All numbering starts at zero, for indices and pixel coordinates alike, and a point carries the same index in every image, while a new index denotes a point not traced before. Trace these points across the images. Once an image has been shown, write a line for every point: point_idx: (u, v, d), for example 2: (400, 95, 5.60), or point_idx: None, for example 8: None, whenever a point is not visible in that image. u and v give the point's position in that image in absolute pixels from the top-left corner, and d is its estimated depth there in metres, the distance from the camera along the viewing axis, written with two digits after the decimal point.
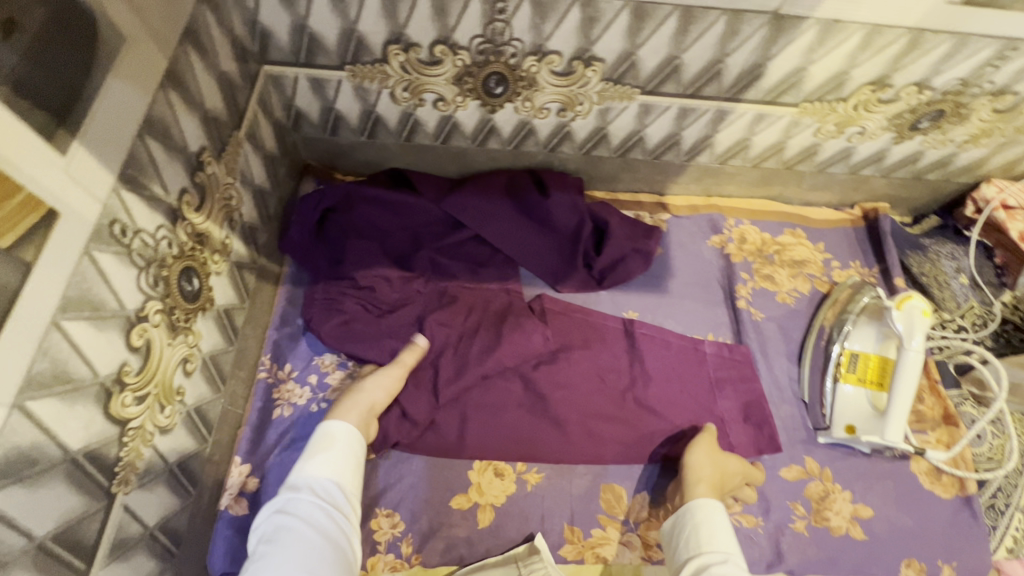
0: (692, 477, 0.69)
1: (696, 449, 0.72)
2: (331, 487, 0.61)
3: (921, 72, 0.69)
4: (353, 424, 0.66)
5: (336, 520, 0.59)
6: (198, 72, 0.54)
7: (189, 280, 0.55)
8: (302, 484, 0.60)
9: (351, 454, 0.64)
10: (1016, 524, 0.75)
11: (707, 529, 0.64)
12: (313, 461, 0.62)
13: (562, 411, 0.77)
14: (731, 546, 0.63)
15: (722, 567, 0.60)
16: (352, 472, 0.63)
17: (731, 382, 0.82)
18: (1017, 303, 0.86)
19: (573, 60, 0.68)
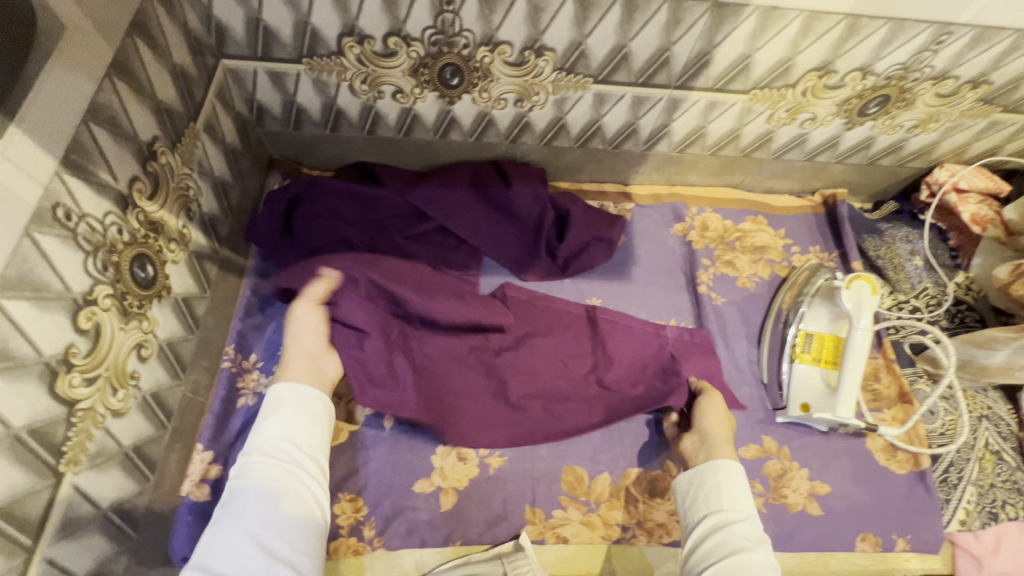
0: (718, 438, 0.70)
1: (713, 413, 0.74)
2: (284, 445, 0.58)
3: (862, 57, 0.71)
4: (303, 386, 0.64)
5: (294, 475, 0.56)
6: (148, 64, 0.56)
7: (142, 266, 0.56)
8: (255, 446, 0.58)
9: (302, 412, 0.61)
10: (968, 497, 0.78)
11: (729, 488, 0.64)
12: (264, 423, 0.59)
13: (525, 391, 0.78)
14: (750, 506, 0.63)
15: (743, 526, 0.60)
16: (307, 427, 0.61)
17: (695, 357, 0.82)
18: (969, 284, 0.89)
19: (525, 50, 0.70)
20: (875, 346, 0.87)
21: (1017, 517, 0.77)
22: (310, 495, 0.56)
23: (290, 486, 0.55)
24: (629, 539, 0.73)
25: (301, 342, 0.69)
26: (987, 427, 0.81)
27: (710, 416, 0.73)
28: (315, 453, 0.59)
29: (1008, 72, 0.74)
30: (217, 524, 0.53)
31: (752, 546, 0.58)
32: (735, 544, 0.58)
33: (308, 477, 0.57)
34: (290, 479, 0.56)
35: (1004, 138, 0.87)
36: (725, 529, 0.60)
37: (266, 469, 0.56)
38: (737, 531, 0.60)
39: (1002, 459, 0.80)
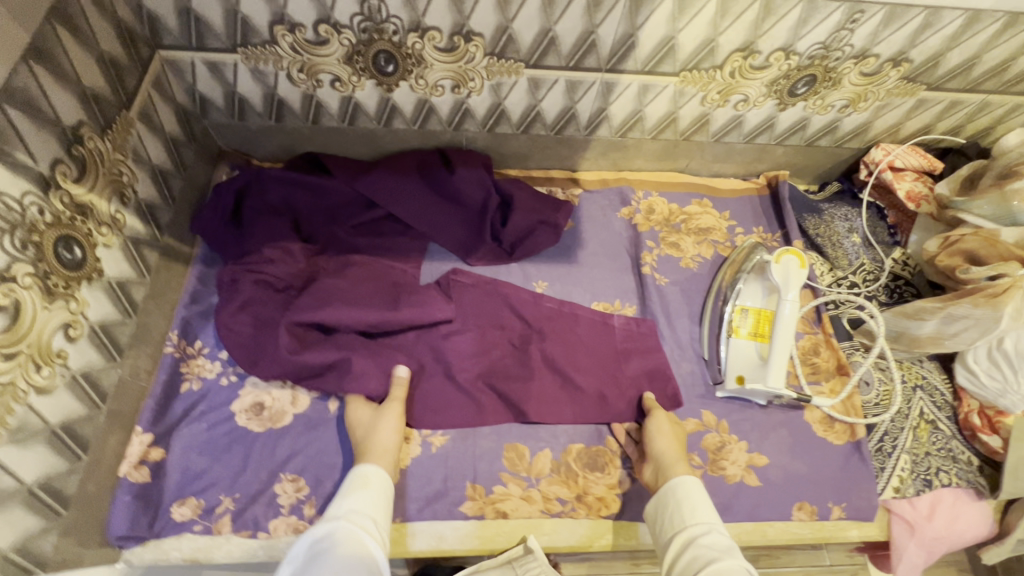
0: (671, 457, 0.71)
1: (661, 433, 0.74)
2: (369, 519, 0.60)
3: (783, 37, 0.74)
4: (386, 470, 0.67)
5: (371, 549, 0.57)
6: (72, 50, 0.57)
7: (69, 248, 0.58)
8: (341, 513, 0.60)
9: (385, 496, 0.64)
10: (902, 465, 0.79)
11: (689, 504, 0.65)
12: (352, 496, 0.62)
13: (475, 379, 0.79)
14: (714, 517, 0.64)
15: (708, 537, 0.61)
16: (385, 514, 0.63)
17: (638, 353, 0.84)
18: (906, 258, 0.91)
19: (453, 35, 0.72)
20: (815, 322, 0.89)
21: (951, 484, 0.79)
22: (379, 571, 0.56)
23: (366, 557, 0.56)
24: (569, 512, 0.75)
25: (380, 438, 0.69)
26: (921, 396, 0.83)
27: (659, 438, 0.73)
28: (386, 537, 0.61)
29: (926, 49, 0.76)
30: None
31: (719, 554, 0.58)
32: (708, 556, 0.58)
33: (380, 554, 0.58)
34: (368, 551, 0.57)
35: (934, 116, 0.90)
36: (692, 545, 0.61)
37: (349, 538, 0.57)
38: (704, 542, 0.60)
39: (938, 428, 0.82)
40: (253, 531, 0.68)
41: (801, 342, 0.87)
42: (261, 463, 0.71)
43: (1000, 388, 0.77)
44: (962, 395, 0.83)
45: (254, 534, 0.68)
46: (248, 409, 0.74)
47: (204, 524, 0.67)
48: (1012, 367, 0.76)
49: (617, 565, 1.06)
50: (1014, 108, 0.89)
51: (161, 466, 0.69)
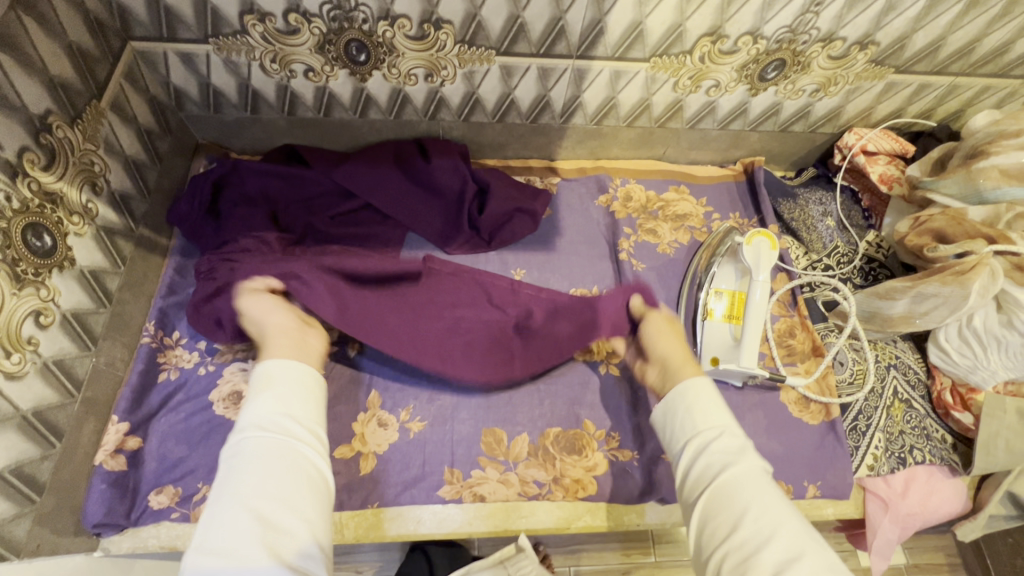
0: (677, 360, 0.69)
1: (661, 337, 0.73)
2: (284, 420, 0.54)
3: (749, 21, 0.75)
4: (291, 359, 0.60)
5: (295, 449, 0.53)
6: (37, 39, 0.57)
7: (38, 235, 0.58)
8: (248, 422, 0.54)
9: (296, 385, 0.57)
10: (876, 443, 0.80)
11: (697, 408, 0.60)
12: (256, 400, 0.55)
13: (457, 342, 0.78)
14: (723, 417, 0.59)
15: (721, 443, 0.57)
16: (306, 399, 0.57)
17: (606, 300, 0.81)
18: (879, 241, 0.92)
19: (423, 23, 0.72)
20: (790, 305, 0.89)
21: (925, 461, 0.80)
22: (312, 467, 0.53)
23: (289, 461, 0.51)
24: (546, 494, 0.75)
25: (272, 320, 0.68)
26: (895, 375, 0.84)
27: (663, 342, 0.72)
28: (317, 428, 0.56)
29: (891, 31, 0.77)
30: (212, 505, 0.49)
31: (733, 459, 0.55)
32: (721, 463, 0.56)
33: (306, 449, 0.54)
34: (291, 451, 0.52)
35: (905, 99, 0.91)
36: (704, 452, 0.57)
37: (263, 445, 0.51)
38: (717, 449, 0.57)
39: (912, 407, 0.83)
40: None
41: (776, 325, 0.88)
42: None
43: (970, 365, 0.79)
44: (935, 373, 0.84)
45: None
46: (226, 398, 0.74)
47: (181, 511, 0.68)
48: (982, 345, 0.77)
49: (606, 554, 1.06)
50: (982, 90, 0.90)
51: (137, 455, 0.69)
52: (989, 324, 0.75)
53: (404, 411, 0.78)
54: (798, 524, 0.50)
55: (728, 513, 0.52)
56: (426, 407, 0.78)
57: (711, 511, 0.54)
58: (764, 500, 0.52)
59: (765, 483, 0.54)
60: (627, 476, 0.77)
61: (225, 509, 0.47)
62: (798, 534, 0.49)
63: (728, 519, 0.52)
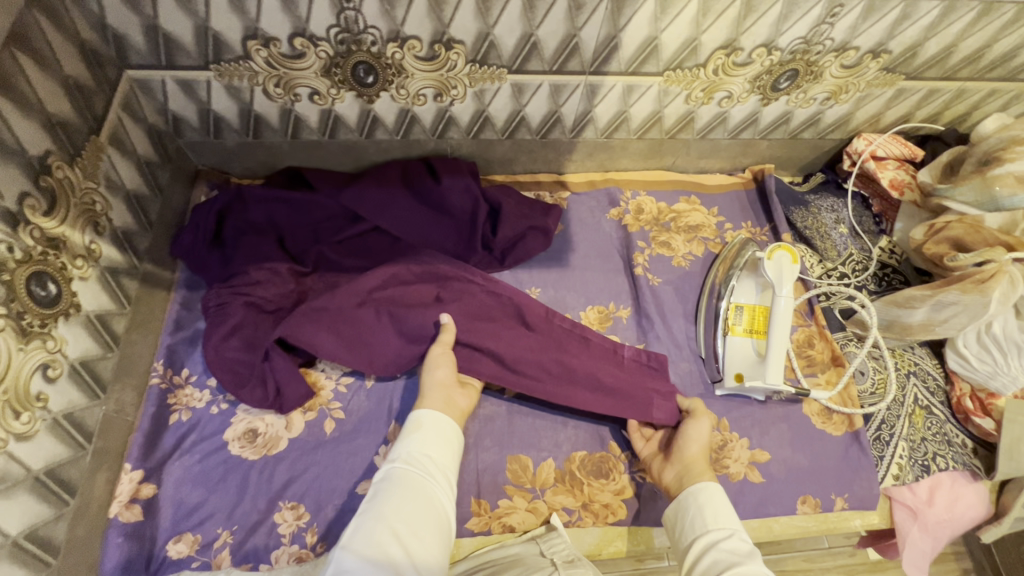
0: (698, 465, 0.68)
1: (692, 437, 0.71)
2: (425, 458, 0.61)
3: (764, 33, 0.74)
4: (441, 411, 0.66)
5: (434, 489, 0.59)
6: (33, 77, 0.54)
7: (42, 284, 0.55)
8: (398, 455, 0.61)
9: (443, 435, 0.64)
10: (900, 452, 0.80)
11: (711, 507, 0.63)
12: (410, 439, 0.62)
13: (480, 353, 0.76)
14: (737, 522, 0.61)
15: (729, 543, 0.58)
16: (445, 449, 0.63)
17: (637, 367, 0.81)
18: (892, 247, 0.93)
19: (434, 44, 0.70)
20: (807, 314, 0.89)
21: (948, 468, 0.80)
22: (442, 506, 0.58)
23: (425, 497, 0.57)
24: (575, 521, 0.74)
25: (437, 375, 0.70)
26: (915, 382, 0.84)
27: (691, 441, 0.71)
28: (450, 476, 0.62)
29: (904, 40, 0.77)
30: (357, 523, 0.54)
31: (741, 559, 0.56)
32: (727, 561, 0.56)
33: (441, 491, 0.59)
34: (430, 491, 0.58)
35: (913, 105, 0.91)
36: (712, 549, 0.59)
37: (407, 478, 0.58)
38: (724, 548, 0.58)
39: (932, 413, 0.83)
40: (254, 563, 0.65)
41: (795, 335, 0.87)
42: (258, 491, 0.69)
43: (990, 371, 0.79)
44: (954, 378, 0.84)
45: (255, 566, 0.65)
46: (241, 436, 0.71)
47: (202, 560, 0.65)
48: (1002, 351, 0.77)
49: (622, 564, 1.06)
50: (989, 94, 0.91)
51: (153, 503, 0.67)
52: (1009, 331, 0.76)
53: None
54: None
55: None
56: None
57: None
58: None
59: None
60: (655, 498, 0.76)
61: (371, 529, 0.53)
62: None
63: None
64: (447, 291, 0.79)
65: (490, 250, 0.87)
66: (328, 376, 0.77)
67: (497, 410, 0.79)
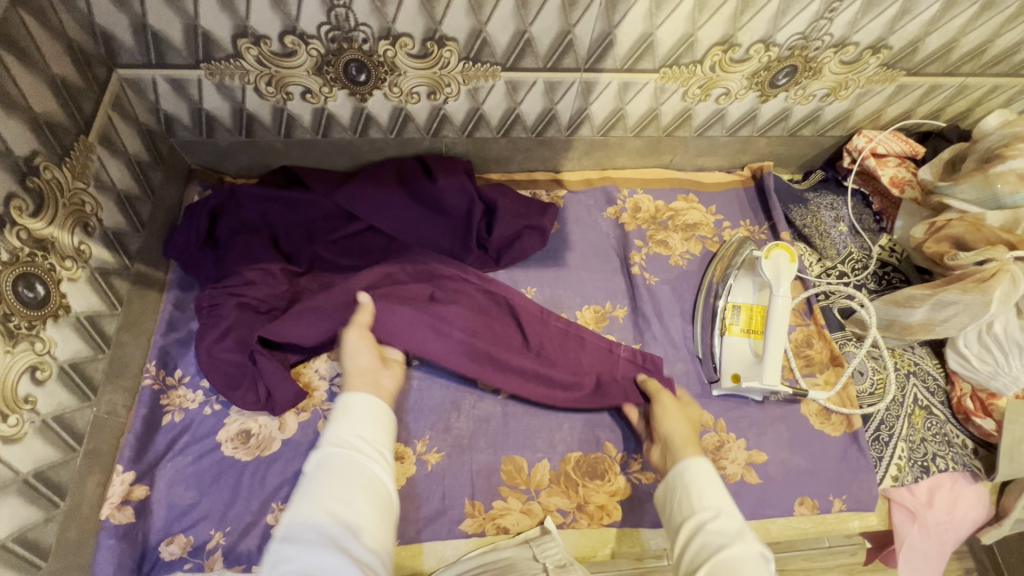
0: (681, 438, 0.67)
1: (669, 416, 0.71)
2: (358, 441, 0.55)
3: (762, 28, 0.73)
4: (370, 394, 0.61)
5: (369, 468, 0.53)
6: (19, 77, 0.54)
7: (30, 286, 0.55)
8: (327, 442, 0.55)
9: (373, 413, 0.58)
10: (899, 453, 0.79)
11: (697, 486, 0.59)
12: (338, 424, 0.56)
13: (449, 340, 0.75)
14: (725, 498, 0.58)
15: (718, 523, 0.55)
16: (377, 428, 0.58)
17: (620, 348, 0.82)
18: (892, 245, 0.92)
19: (426, 41, 0.69)
20: (806, 313, 0.88)
21: (948, 469, 0.79)
22: (380, 488, 0.53)
23: (359, 478, 0.52)
24: (570, 523, 0.73)
25: (359, 361, 0.67)
26: (914, 382, 0.84)
27: (667, 420, 0.70)
28: (386, 453, 0.56)
29: (904, 35, 0.76)
30: (288, 522, 0.48)
31: (730, 540, 0.53)
32: (717, 544, 0.53)
33: (380, 473, 0.54)
34: (367, 473, 0.53)
35: (914, 101, 0.90)
36: (700, 532, 0.56)
37: (339, 464, 0.52)
38: (712, 529, 0.55)
39: (932, 413, 0.82)
40: (247, 565, 0.65)
41: (794, 335, 0.86)
42: (251, 493, 0.69)
43: (991, 371, 0.78)
44: (954, 378, 0.83)
45: (248, 568, 0.65)
46: (234, 438, 0.71)
47: (194, 562, 0.65)
48: (1004, 350, 0.76)
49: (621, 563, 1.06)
50: (992, 89, 0.89)
51: (145, 505, 0.66)
52: (1010, 331, 0.75)
53: (420, 443, 0.75)
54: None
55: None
56: (443, 438, 0.76)
57: None
58: None
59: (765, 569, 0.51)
60: (651, 499, 0.75)
61: (304, 527, 0.47)
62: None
63: None
64: (435, 287, 0.79)
65: (486, 250, 0.87)
66: (322, 378, 0.77)
67: (492, 411, 0.79)
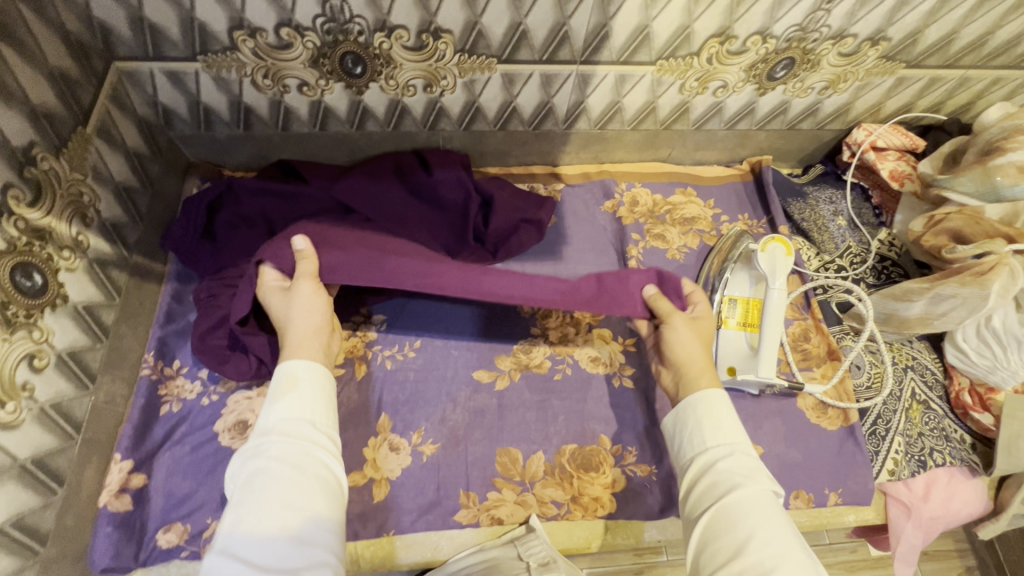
0: (694, 368, 0.65)
1: (681, 338, 0.67)
2: (308, 427, 0.54)
3: (759, 20, 0.72)
4: (318, 362, 0.60)
5: (319, 459, 0.53)
6: (17, 68, 0.54)
7: (27, 275, 0.55)
8: (273, 427, 0.53)
9: (323, 392, 0.58)
10: (896, 447, 0.79)
11: (710, 423, 0.59)
12: (281, 405, 0.55)
13: (413, 262, 0.62)
14: (738, 436, 0.58)
15: (729, 463, 0.56)
16: (325, 410, 0.57)
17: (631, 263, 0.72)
18: (891, 239, 0.91)
19: (421, 33, 0.69)
20: (804, 308, 0.88)
21: (945, 463, 0.79)
22: (330, 478, 0.53)
23: (311, 469, 0.51)
24: (564, 514, 0.74)
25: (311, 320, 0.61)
26: (912, 377, 0.83)
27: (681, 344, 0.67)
28: (334, 437, 0.56)
29: (903, 26, 0.76)
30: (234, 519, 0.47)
31: (742, 480, 0.54)
32: (728, 483, 0.54)
33: (329, 459, 0.54)
34: (317, 462, 0.52)
35: (915, 94, 0.89)
36: (711, 470, 0.56)
37: (289, 452, 0.52)
38: (723, 469, 0.56)
39: (930, 408, 0.82)
40: None
41: (791, 329, 0.86)
42: None
43: (989, 365, 0.77)
44: (953, 372, 0.83)
45: None
46: (231, 428, 0.72)
47: (191, 550, 0.65)
48: (1001, 344, 0.76)
49: (620, 557, 1.06)
50: (993, 82, 0.89)
51: (143, 493, 0.67)
52: (1009, 325, 0.74)
53: (415, 435, 0.76)
54: (802, 557, 0.49)
55: (737, 532, 0.51)
56: (438, 429, 0.76)
57: (712, 535, 0.52)
58: (768, 527, 0.50)
59: (774, 508, 0.53)
60: (646, 492, 0.75)
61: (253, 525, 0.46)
62: (803, 568, 0.48)
63: (728, 544, 0.50)
64: (409, 246, 0.71)
65: (483, 244, 0.86)
66: None
67: (489, 403, 0.79)
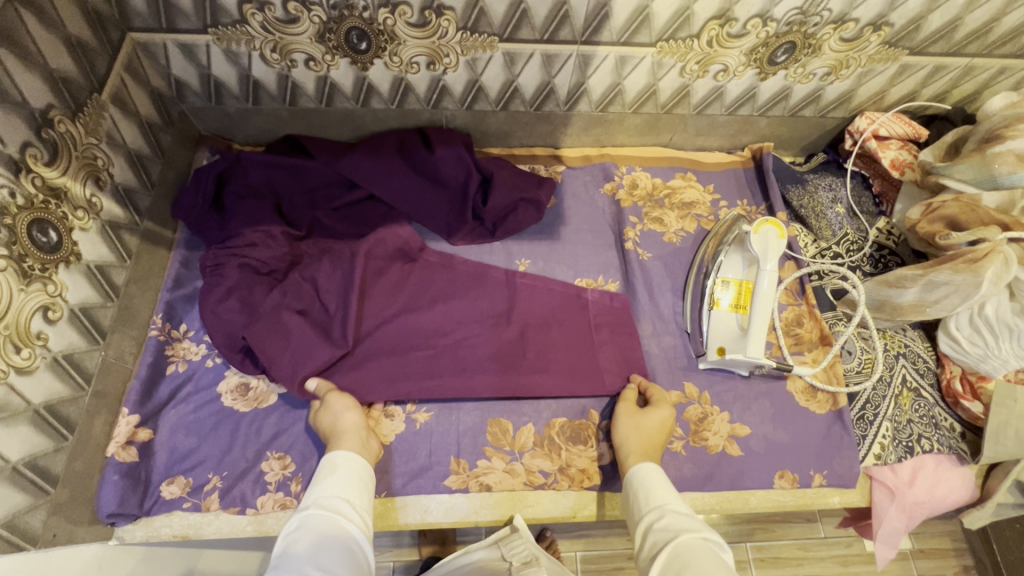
0: (625, 449, 0.70)
1: (619, 422, 0.73)
2: (343, 501, 0.59)
3: (759, 2, 0.73)
4: (356, 451, 0.66)
5: (348, 529, 0.56)
6: (35, 32, 0.57)
7: (43, 231, 0.59)
8: (312, 501, 0.58)
9: (359, 475, 0.63)
10: (883, 432, 0.80)
11: (645, 490, 0.63)
12: (324, 482, 0.61)
13: (423, 361, 0.78)
14: (670, 497, 0.61)
15: (663, 520, 0.58)
16: (361, 492, 0.62)
17: (610, 327, 0.84)
18: (890, 228, 0.91)
19: (424, 10, 0.71)
20: (798, 293, 0.88)
21: (933, 450, 0.79)
22: (357, 550, 0.55)
23: (340, 538, 0.54)
24: (552, 484, 0.76)
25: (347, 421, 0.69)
26: (904, 363, 0.83)
27: (618, 427, 0.73)
28: (366, 517, 0.60)
29: (906, 11, 0.76)
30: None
31: (676, 532, 0.56)
32: (669, 533, 0.56)
33: (357, 532, 0.57)
34: (344, 532, 0.56)
35: (919, 82, 0.89)
36: (650, 531, 0.58)
37: (323, 524, 0.55)
38: (659, 527, 0.58)
39: (920, 396, 0.82)
40: (241, 507, 0.69)
41: (784, 313, 0.87)
42: (247, 441, 0.72)
43: (981, 354, 0.78)
44: (944, 360, 0.83)
45: (242, 510, 0.69)
46: (234, 389, 0.75)
47: (192, 501, 0.69)
48: (994, 334, 0.76)
49: (614, 540, 1.09)
50: (1000, 71, 0.88)
51: (148, 447, 0.70)
52: (1001, 313, 0.75)
53: (410, 402, 0.78)
54: None
55: None
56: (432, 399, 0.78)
57: None
58: (705, 563, 0.50)
59: (711, 552, 0.53)
60: None
61: None
62: None
63: None
64: (424, 296, 0.82)
65: (481, 220, 0.88)
66: None
67: None
